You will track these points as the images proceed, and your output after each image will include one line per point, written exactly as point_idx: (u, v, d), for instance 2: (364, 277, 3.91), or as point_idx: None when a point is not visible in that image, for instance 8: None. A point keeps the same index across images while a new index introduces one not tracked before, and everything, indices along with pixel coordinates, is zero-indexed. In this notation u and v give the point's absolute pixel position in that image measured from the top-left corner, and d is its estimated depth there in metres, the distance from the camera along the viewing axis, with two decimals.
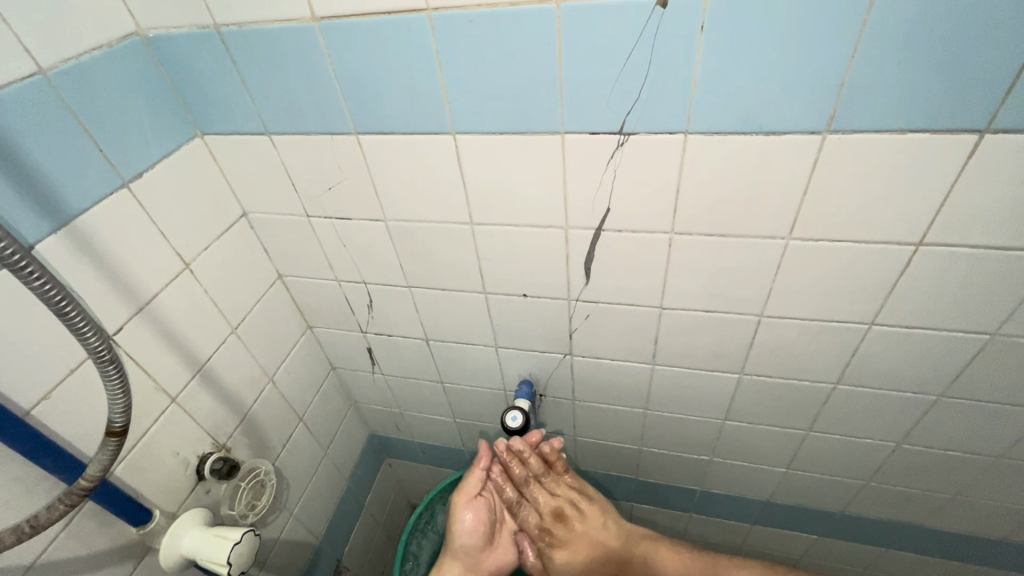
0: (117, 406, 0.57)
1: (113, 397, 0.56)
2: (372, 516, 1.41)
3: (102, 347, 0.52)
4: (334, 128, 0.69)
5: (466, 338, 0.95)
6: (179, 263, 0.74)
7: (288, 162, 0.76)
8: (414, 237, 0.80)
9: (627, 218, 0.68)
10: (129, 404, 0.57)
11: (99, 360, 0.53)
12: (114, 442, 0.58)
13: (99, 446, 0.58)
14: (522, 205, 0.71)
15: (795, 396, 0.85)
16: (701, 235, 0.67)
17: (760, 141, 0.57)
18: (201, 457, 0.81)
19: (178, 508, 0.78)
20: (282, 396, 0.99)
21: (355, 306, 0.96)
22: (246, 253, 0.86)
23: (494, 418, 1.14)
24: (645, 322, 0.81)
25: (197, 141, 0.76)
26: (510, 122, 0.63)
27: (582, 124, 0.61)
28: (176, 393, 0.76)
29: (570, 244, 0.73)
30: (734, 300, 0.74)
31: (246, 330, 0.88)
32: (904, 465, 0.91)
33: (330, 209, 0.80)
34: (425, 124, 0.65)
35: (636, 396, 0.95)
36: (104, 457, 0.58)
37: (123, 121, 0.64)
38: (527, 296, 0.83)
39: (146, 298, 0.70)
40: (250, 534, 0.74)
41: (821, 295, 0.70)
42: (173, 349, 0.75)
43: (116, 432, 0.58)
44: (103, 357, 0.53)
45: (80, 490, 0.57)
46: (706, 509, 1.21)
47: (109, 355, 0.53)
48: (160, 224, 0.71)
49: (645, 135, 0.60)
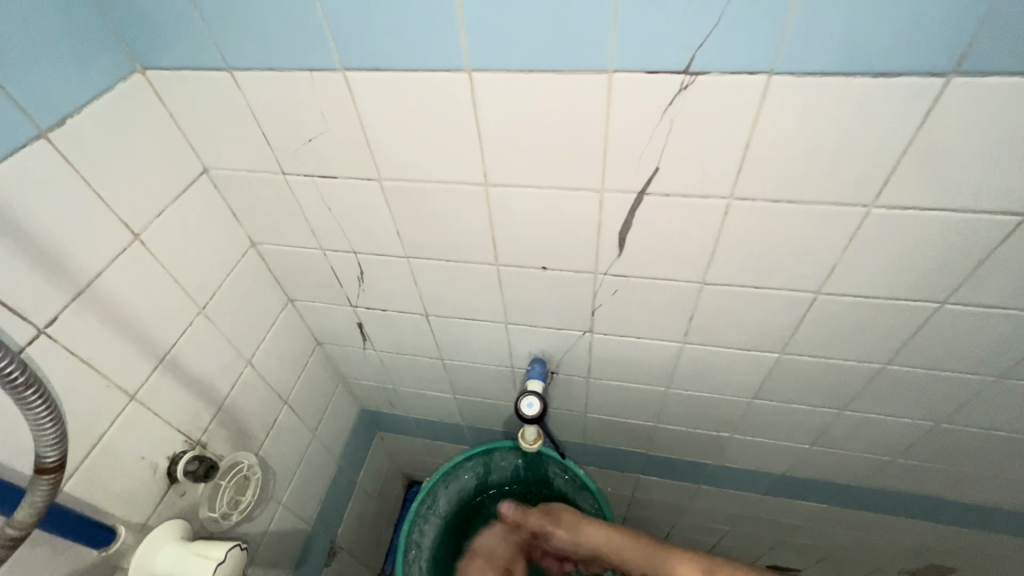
0: (46, 438, 0.47)
1: (40, 428, 0.46)
2: (366, 492, 1.34)
3: (9, 368, 0.42)
4: (315, 64, 0.55)
5: (472, 313, 0.84)
6: (124, 235, 0.60)
7: (257, 106, 0.61)
8: (416, 200, 0.67)
9: (678, 180, 0.56)
10: (62, 436, 0.47)
11: (9, 385, 0.43)
12: (49, 479, 0.48)
13: (33, 485, 0.48)
14: (551, 163, 0.58)
15: (837, 376, 0.78)
16: (767, 201, 0.56)
17: (863, 86, 0.45)
18: (172, 458, 0.70)
19: (148, 518, 0.68)
20: (263, 380, 0.88)
21: (343, 278, 0.84)
22: (210, 219, 0.72)
23: (498, 395, 1.05)
24: (682, 299, 0.71)
25: (137, 78, 0.59)
26: (544, 56, 0.49)
27: (637, 61, 0.47)
28: (135, 390, 0.64)
29: (605, 210, 0.62)
30: (790, 276, 0.64)
31: (217, 309, 0.75)
32: (937, 442, 0.86)
33: (312, 166, 0.66)
34: (434, 58, 0.51)
35: (660, 374, 0.87)
36: (37, 499, 0.48)
37: (30, 50, 0.48)
38: (547, 269, 0.72)
39: (87, 280, 0.57)
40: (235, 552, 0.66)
41: (894, 271, 0.61)
42: (125, 339, 0.62)
43: (52, 469, 0.48)
44: (13, 381, 0.43)
45: (8, 539, 0.47)
46: (716, 480, 1.17)
47: (21, 378, 0.43)
48: (96, 187, 0.56)
49: (717, 75, 0.47)
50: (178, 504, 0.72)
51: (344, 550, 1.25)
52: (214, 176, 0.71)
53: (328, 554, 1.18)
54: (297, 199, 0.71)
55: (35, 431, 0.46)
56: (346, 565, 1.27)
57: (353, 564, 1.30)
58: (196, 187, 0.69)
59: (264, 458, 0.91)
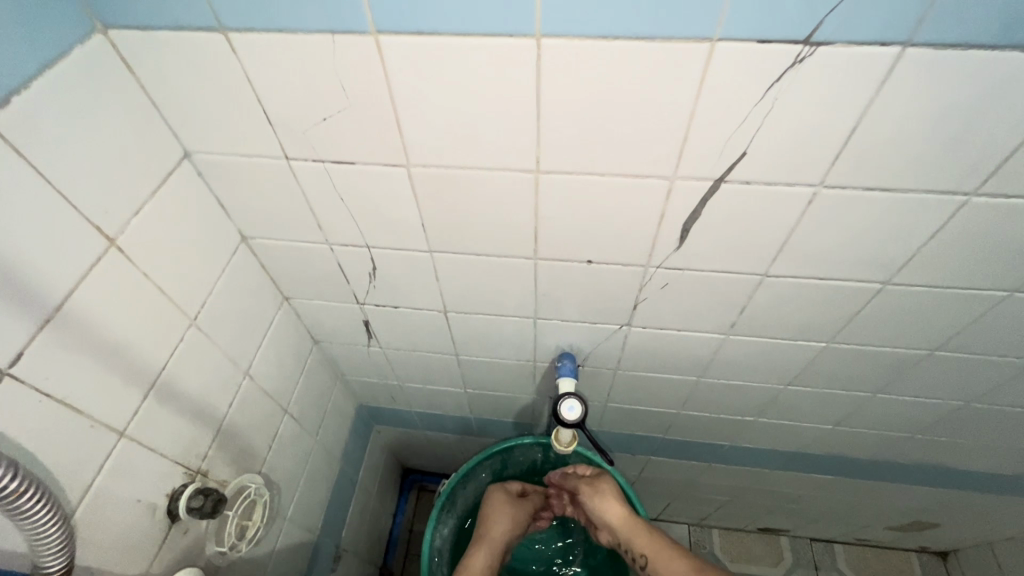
0: (49, 546, 0.44)
1: (42, 536, 0.43)
2: (366, 489, 1.27)
3: (8, 480, 0.39)
4: (338, 25, 0.44)
5: (498, 309, 0.77)
6: (98, 241, 0.49)
7: (258, 78, 0.49)
8: (449, 189, 0.58)
9: (766, 167, 0.50)
10: (68, 540, 0.45)
11: (9, 498, 0.40)
12: None
13: None
14: (619, 147, 0.50)
15: (879, 362, 0.76)
16: (857, 189, 0.51)
17: (1005, 61, 0.39)
18: (172, 495, 0.61)
19: (151, 565, 0.59)
20: (262, 391, 0.78)
21: (352, 274, 0.74)
22: (195, 214, 0.61)
23: (514, 388, 0.99)
24: (737, 292, 0.66)
25: (99, 40, 0.47)
26: (633, 19, 0.41)
27: (750, 27, 0.40)
28: (125, 424, 0.54)
29: (672, 200, 0.55)
30: (860, 268, 0.60)
31: (209, 318, 0.65)
32: (962, 420, 0.87)
33: (324, 150, 0.55)
34: (493, 20, 0.42)
35: (694, 364, 0.83)
36: None
37: None
38: (592, 262, 0.65)
39: (58, 301, 0.46)
40: None
41: (974, 262, 0.57)
42: (110, 366, 0.51)
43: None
44: (14, 494, 0.40)
45: None
46: (729, 459, 1.17)
47: (23, 488, 0.40)
48: (57, 183, 0.45)
49: (842, 46, 0.40)
50: (182, 543, 0.63)
51: (349, 552, 1.19)
52: (198, 161, 0.59)
53: (334, 559, 1.11)
54: (301, 187, 0.61)
55: (37, 540, 0.43)
56: (351, 567, 1.21)
57: (357, 564, 1.25)
58: (177, 175, 0.57)
59: (268, 474, 0.82)
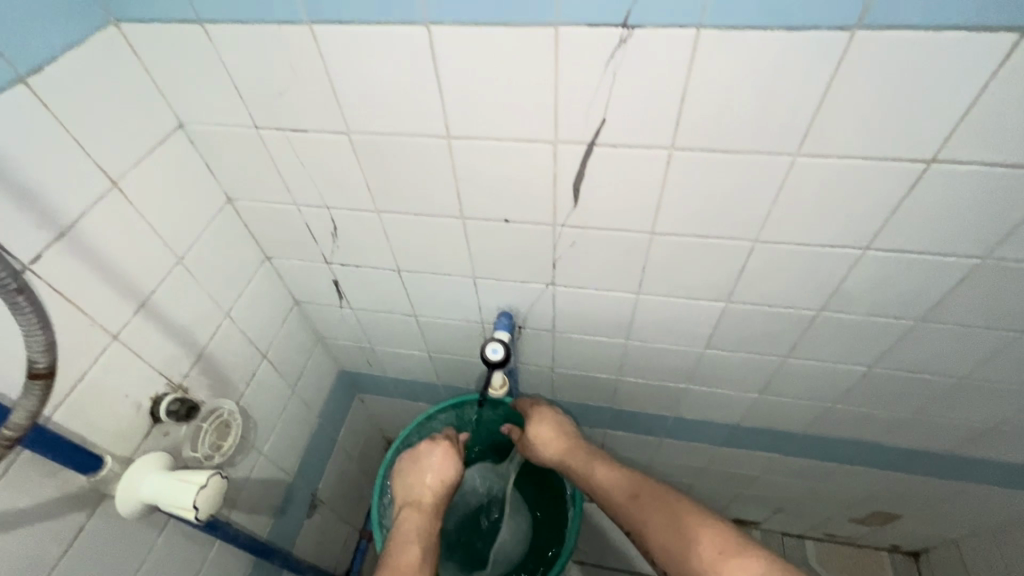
0: (36, 344, 0.47)
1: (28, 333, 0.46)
2: (345, 451, 1.38)
3: (4, 276, 0.42)
4: (281, 17, 0.58)
5: (440, 268, 0.89)
6: (105, 181, 0.63)
7: (229, 60, 0.64)
8: (383, 152, 0.70)
9: (624, 132, 0.61)
10: (50, 341, 0.47)
11: (2, 290, 0.42)
12: (41, 385, 0.49)
13: (22, 391, 0.49)
14: (504, 114, 0.62)
15: (779, 324, 0.84)
16: (705, 152, 0.61)
17: (782, 38, 0.50)
18: (155, 399, 0.74)
19: (135, 452, 0.71)
20: (242, 333, 0.91)
21: (317, 234, 0.88)
22: (185, 175, 0.75)
23: (469, 352, 1.10)
24: (634, 249, 0.76)
25: (113, 31, 0.62)
26: (498, 12, 0.53)
27: (580, 15, 0.52)
28: (119, 329, 0.67)
29: (560, 162, 0.66)
30: (731, 224, 0.69)
31: (194, 261, 0.79)
32: (873, 388, 0.94)
33: (284, 119, 0.69)
34: (388, 10, 0.55)
35: (620, 324, 0.92)
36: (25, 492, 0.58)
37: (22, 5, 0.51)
38: (509, 222, 0.76)
39: (69, 222, 0.60)
40: (218, 476, 0.65)
41: (823, 221, 0.66)
42: (110, 281, 0.65)
43: (42, 375, 0.49)
44: (6, 286, 0.42)
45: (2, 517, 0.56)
46: (677, 435, 1.24)
47: (14, 283, 0.43)
48: (79, 138, 0.60)
49: (654, 29, 0.51)
50: (161, 444, 0.75)
51: (325, 505, 1.30)
52: (189, 130, 0.74)
53: (309, 507, 1.22)
54: (269, 152, 0.75)
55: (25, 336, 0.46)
56: (327, 520, 1.32)
57: (333, 518, 1.35)
58: (172, 139, 0.72)
59: (243, 408, 0.95)
